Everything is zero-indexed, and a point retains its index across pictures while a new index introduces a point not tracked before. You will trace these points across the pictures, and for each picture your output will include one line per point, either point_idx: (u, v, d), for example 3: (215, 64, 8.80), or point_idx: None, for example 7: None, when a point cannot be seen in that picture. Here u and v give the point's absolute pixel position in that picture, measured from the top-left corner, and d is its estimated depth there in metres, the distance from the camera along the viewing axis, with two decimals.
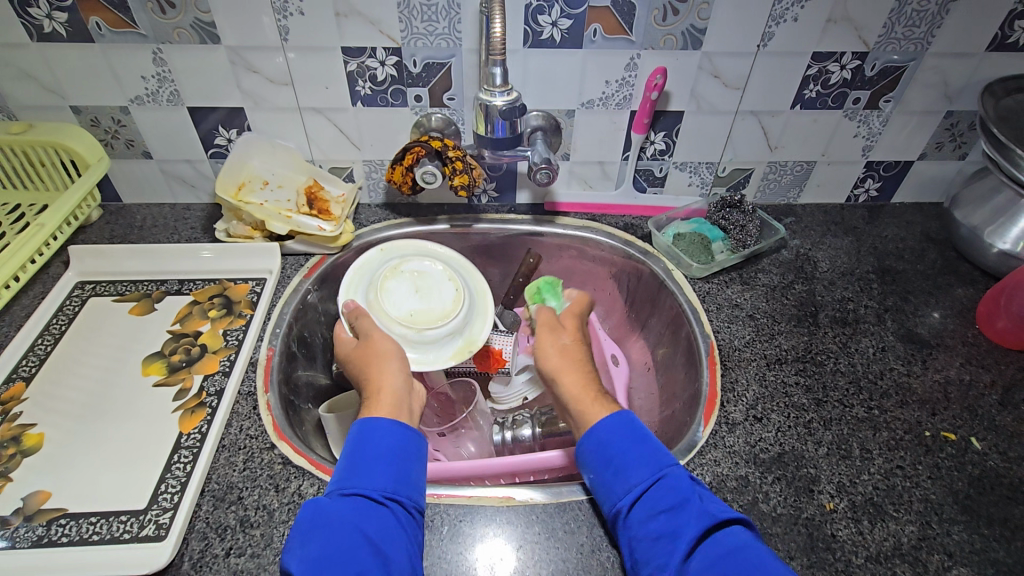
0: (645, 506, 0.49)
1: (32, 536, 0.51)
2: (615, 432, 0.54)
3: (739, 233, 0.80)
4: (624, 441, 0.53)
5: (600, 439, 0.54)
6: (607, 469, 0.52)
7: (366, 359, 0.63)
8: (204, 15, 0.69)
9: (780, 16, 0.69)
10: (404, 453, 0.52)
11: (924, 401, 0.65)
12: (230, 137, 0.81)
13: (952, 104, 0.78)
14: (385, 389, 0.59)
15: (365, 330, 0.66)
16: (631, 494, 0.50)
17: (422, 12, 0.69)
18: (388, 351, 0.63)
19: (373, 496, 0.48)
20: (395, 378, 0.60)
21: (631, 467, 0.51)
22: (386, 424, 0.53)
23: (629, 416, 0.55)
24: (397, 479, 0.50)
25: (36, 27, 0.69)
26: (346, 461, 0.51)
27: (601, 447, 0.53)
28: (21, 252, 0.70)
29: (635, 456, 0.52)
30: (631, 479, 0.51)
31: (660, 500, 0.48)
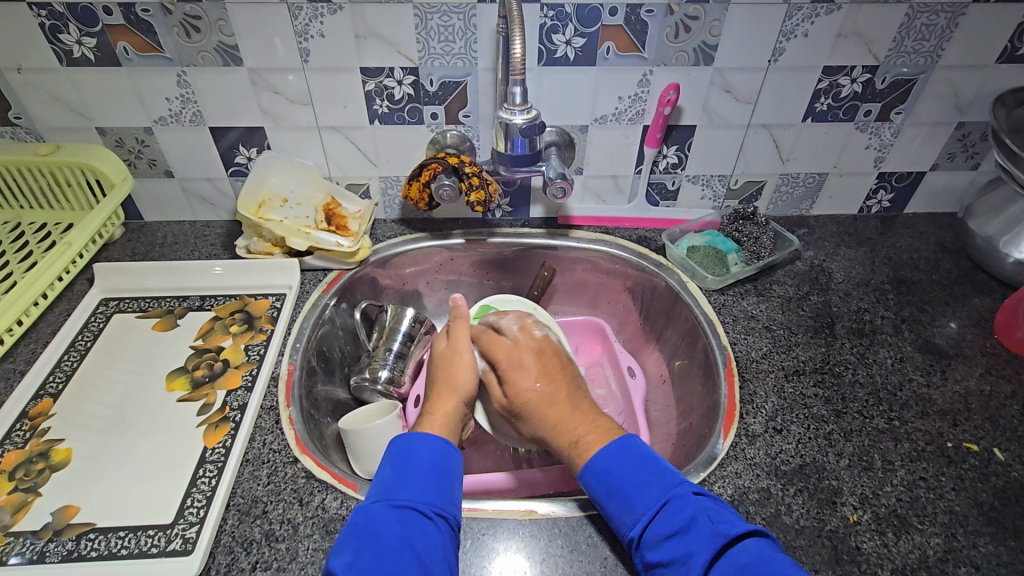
0: (654, 533, 0.48)
1: (62, 551, 0.52)
2: (613, 462, 0.53)
3: (752, 245, 0.81)
4: (627, 468, 0.52)
5: (601, 469, 0.53)
6: (613, 498, 0.51)
7: (443, 375, 0.64)
8: (228, 38, 0.71)
9: (791, 32, 0.70)
10: (446, 470, 0.53)
11: (944, 412, 0.64)
12: (250, 155, 0.83)
13: (963, 115, 0.79)
14: (441, 411, 0.60)
15: (458, 340, 0.67)
16: (640, 522, 0.49)
17: (439, 33, 0.70)
18: (465, 381, 0.64)
19: (421, 509, 0.49)
20: (456, 404, 0.62)
21: (636, 494, 0.50)
22: (433, 440, 0.55)
23: (633, 440, 0.55)
24: (444, 495, 0.51)
25: (65, 52, 0.71)
26: (390, 474, 0.52)
27: (603, 476, 0.52)
28: (49, 269, 0.72)
29: (636, 482, 0.51)
30: (636, 507, 0.50)
31: (668, 524, 0.48)
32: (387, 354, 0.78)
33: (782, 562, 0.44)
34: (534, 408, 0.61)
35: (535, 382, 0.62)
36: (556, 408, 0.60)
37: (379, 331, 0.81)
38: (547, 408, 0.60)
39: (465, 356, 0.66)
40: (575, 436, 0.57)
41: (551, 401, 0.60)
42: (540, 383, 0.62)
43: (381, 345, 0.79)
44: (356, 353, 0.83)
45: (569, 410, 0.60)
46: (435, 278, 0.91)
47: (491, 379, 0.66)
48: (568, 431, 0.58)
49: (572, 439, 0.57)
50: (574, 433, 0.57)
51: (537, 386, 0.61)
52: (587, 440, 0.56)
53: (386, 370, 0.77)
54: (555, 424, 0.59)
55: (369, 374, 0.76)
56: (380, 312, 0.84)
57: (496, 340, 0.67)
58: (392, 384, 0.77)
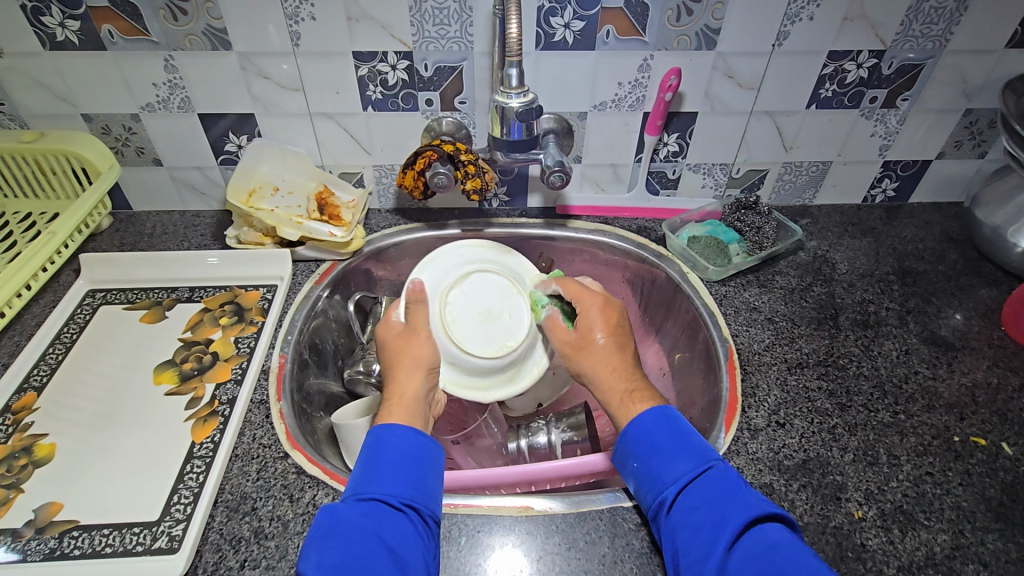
0: (689, 497, 0.48)
1: (44, 549, 0.50)
2: (658, 424, 0.53)
3: (755, 235, 0.79)
4: (671, 432, 0.52)
5: (646, 427, 0.53)
6: (654, 456, 0.52)
7: (400, 355, 0.62)
8: (216, 21, 0.68)
9: (795, 15, 0.68)
10: (420, 459, 0.51)
11: (951, 405, 0.63)
12: (240, 143, 0.81)
13: (971, 101, 0.77)
14: (405, 396, 0.58)
15: (417, 322, 0.65)
16: (677, 483, 0.49)
17: (434, 15, 0.68)
18: (425, 358, 0.62)
19: (390, 502, 0.47)
20: (420, 387, 0.60)
21: (679, 455, 0.51)
22: (404, 429, 0.53)
23: (674, 411, 0.55)
24: (416, 486, 0.49)
25: (49, 36, 0.69)
26: (362, 469, 0.50)
27: (646, 435, 0.53)
28: (33, 260, 0.70)
29: (680, 446, 0.51)
30: (676, 469, 0.50)
31: (707, 490, 0.48)
32: None
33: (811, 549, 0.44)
34: (599, 350, 0.61)
35: (603, 331, 0.61)
36: (619, 362, 0.60)
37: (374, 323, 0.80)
38: (608, 357, 0.60)
39: (423, 335, 0.64)
40: (623, 387, 0.58)
41: (610, 353, 0.60)
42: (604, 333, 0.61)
43: None
44: (350, 346, 0.82)
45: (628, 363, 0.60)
46: None
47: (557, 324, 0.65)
48: (620, 381, 0.58)
49: (626, 388, 0.58)
50: (626, 383, 0.58)
51: (605, 339, 0.61)
52: (638, 392, 0.57)
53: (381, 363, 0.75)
54: (613, 371, 0.59)
55: (363, 367, 0.75)
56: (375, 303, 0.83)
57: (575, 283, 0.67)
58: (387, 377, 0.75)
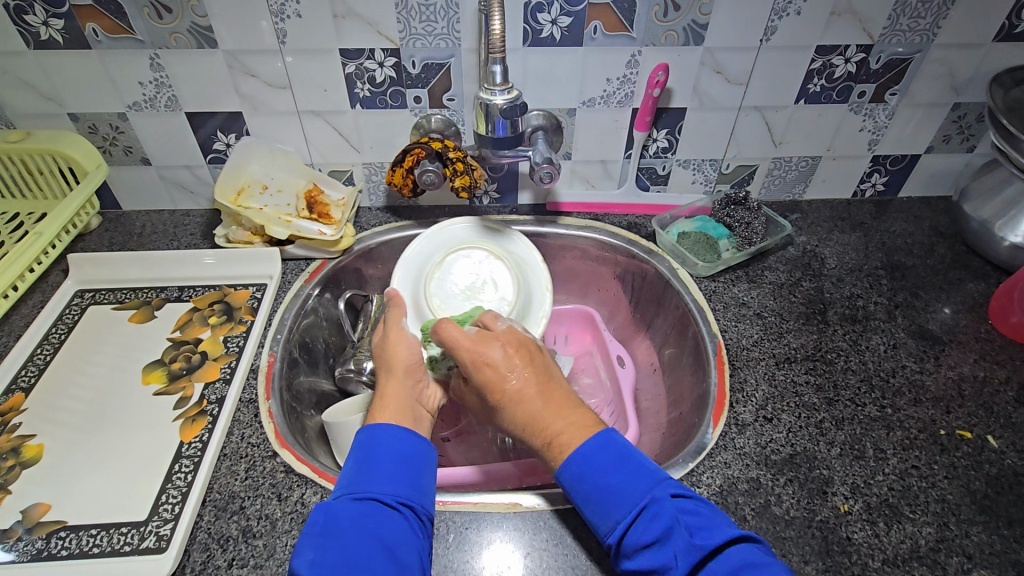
0: (629, 544, 0.46)
1: (32, 549, 0.50)
2: (586, 465, 0.49)
3: (745, 230, 0.79)
4: (598, 470, 0.49)
5: (574, 470, 0.50)
6: (590, 501, 0.48)
7: (385, 361, 0.61)
8: (201, 19, 0.68)
9: (783, 10, 0.68)
10: (413, 459, 0.52)
11: (937, 399, 0.63)
12: (229, 142, 0.80)
13: (960, 95, 0.77)
14: (390, 398, 0.57)
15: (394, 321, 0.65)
16: (615, 531, 0.47)
17: (420, 12, 0.68)
18: (408, 359, 0.61)
19: (387, 500, 0.48)
20: (403, 389, 0.58)
21: (612, 497, 0.47)
22: (398, 429, 0.53)
23: (608, 437, 0.51)
24: (412, 485, 0.50)
25: (32, 35, 0.69)
26: (356, 467, 0.50)
27: (575, 482, 0.49)
28: (20, 260, 0.70)
29: (611, 485, 0.48)
30: (612, 515, 0.47)
31: (644, 533, 0.45)
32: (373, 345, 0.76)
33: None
34: (512, 395, 0.54)
35: (508, 372, 0.55)
36: (535, 401, 0.54)
37: (364, 321, 0.80)
38: (524, 399, 0.54)
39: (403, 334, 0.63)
40: (554, 431, 0.52)
41: (523, 395, 0.54)
42: (511, 375, 0.55)
43: (366, 335, 0.78)
44: (341, 344, 0.81)
45: (544, 401, 0.54)
46: None
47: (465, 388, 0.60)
48: (540, 428, 0.53)
49: (551, 433, 0.52)
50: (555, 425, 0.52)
51: (514, 378, 0.55)
52: (570, 433, 0.52)
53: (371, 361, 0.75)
54: (532, 413, 0.53)
55: (354, 365, 0.75)
56: (366, 301, 0.82)
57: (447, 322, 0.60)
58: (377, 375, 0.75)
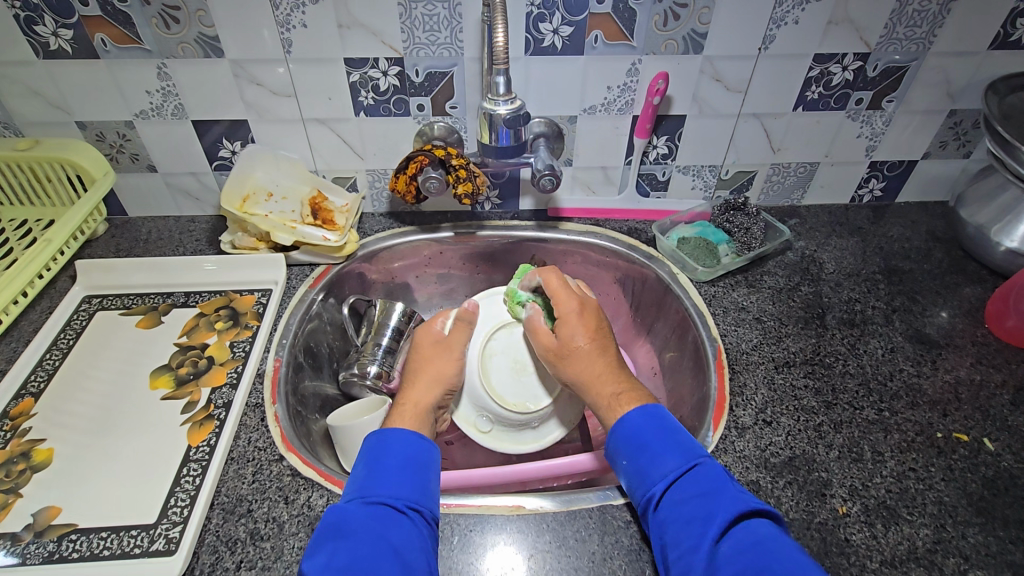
0: (677, 492, 0.49)
1: (43, 552, 0.51)
2: (646, 422, 0.55)
3: (743, 236, 0.80)
4: (656, 431, 0.54)
5: (634, 425, 0.55)
6: (642, 454, 0.53)
7: (424, 368, 0.64)
8: (208, 29, 0.69)
9: (781, 19, 0.69)
10: (420, 464, 0.53)
11: (934, 402, 0.64)
12: (234, 149, 0.82)
13: (955, 102, 0.78)
14: (420, 404, 0.61)
15: (455, 337, 0.67)
16: (665, 479, 0.50)
17: (424, 22, 0.69)
18: (444, 373, 0.65)
19: (395, 504, 0.49)
20: (433, 395, 0.62)
21: (667, 451, 0.52)
22: (406, 434, 0.54)
23: (660, 409, 0.56)
24: (419, 488, 0.51)
25: (42, 45, 0.70)
26: (365, 472, 0.51)
27: (634, 434, 0.54)
28: (29, 267, 0.70)
29: (667, 443, 0.53)
30: (665, 464, 0.51)
31: (693, 486, 0.49)
32: (376, 350, 0.77)
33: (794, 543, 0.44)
34: (581, 354, 0.62)
35: (583, 335, 0.63)
36: (602, 363, 0.61)
37: (367, 325, 0.81)
38: (594, 361, 0.62)
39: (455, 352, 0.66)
40: (611, 390, 0.59)
41: (593, 355, 0.62)
42: (585, 339, 0.63)
43: (369, 340, 0.78)
44: (345, 349, 0.82)
45: (612, 366, 0.61)
46: (424, 272, 0.90)
47: (540, 328, 0.67)
48: (606, 385, 0.60)
49: (613, 390, 0.59)
50: (613, 386, 0.60)
51: (585, 341, 0.63)
52: (625, 395, 0.58)
53: (374, 366, 0.75)
54: (595, 372, 0.61)
55: (357, 369, 0.75)
56: (369, 306, 0.83)
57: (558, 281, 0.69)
58: (381, 380, 0.75)
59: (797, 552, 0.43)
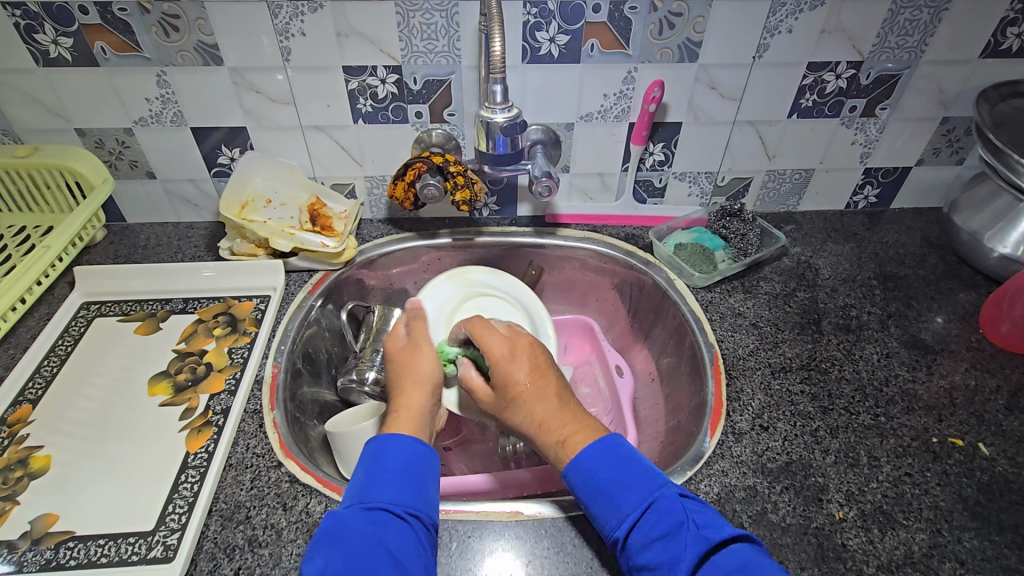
0: (638, 536, 0.48)
1: (40, 560, 0.51)
2: (599, 460, 0.51)
3: (740, 241, 0.81)
4: (611, 469, 0.51)
5: (585, 468, 0.51)
6: (599, 498, 0.50)
7: (406, 369, 0.63)
8: (208, 37, 0.70)
9: (775, 28, 0.70)
10: (419, 470, 0.53)
11: (929, 407, 0.64)
12: (233, 156, 0.82)
13: (948, 110, 0.79)
14: (412, 409, 0.59)
15: (419, 335, 0.67)
16: (625, 523, 0.48)
17: (422, 31, 0.70)
18: (428, 372, 0.63)
19: (394, 510, 0.49)
20: (425, 401, 0.61)
21: (623, 492, 0.49)
22: (406, 439, 0.54)
23: (616, 440, 0.53)
24: (418, 494, 0.51)
25: (42, 52, 0.70)
26: (364, 476, 0.51)
27: (587, 476, 0.51)
28: (28, 274, 0.71)
29: (624, 482, 0.50)
30: (622, 508, 0.49)
31: (654, 527, 0.47)
32: (375, 356, 0.76)
33: (770, 567, 0.44)
34: (525, 398, 0.57)
35: (525, 377, 0.57)
36: (543, 408, 0.56)
37: (366, 331, 0.81)
38: (535, 407, 0.56)
39: (427, 348, 0.66)
40: (556, 437, 0.55)
41: (542, 397, 0.57)
42: (529, 378, 0.58)
43: (368, 346, 0.78)
44: (343, 355, 0.82)
45: (557, 408, 0.56)
46: (422, 277, 0.91)
47: (476, 381, 0.61)
48: (553, 428, 0.55)
49: (558, 438, 0.54)
50: (558, 434, 0.55)
51: (527, 381, 0.57)
52: (573, 439, 0.54)
53: (372, 371, 0.75)
54: (543, 419, 0.56)
55: (355, 375, 0.75)
56: (367, 312, 0.83)
57: (484, 327, 0.62)
58: (378, 385, 0.75)
59: None
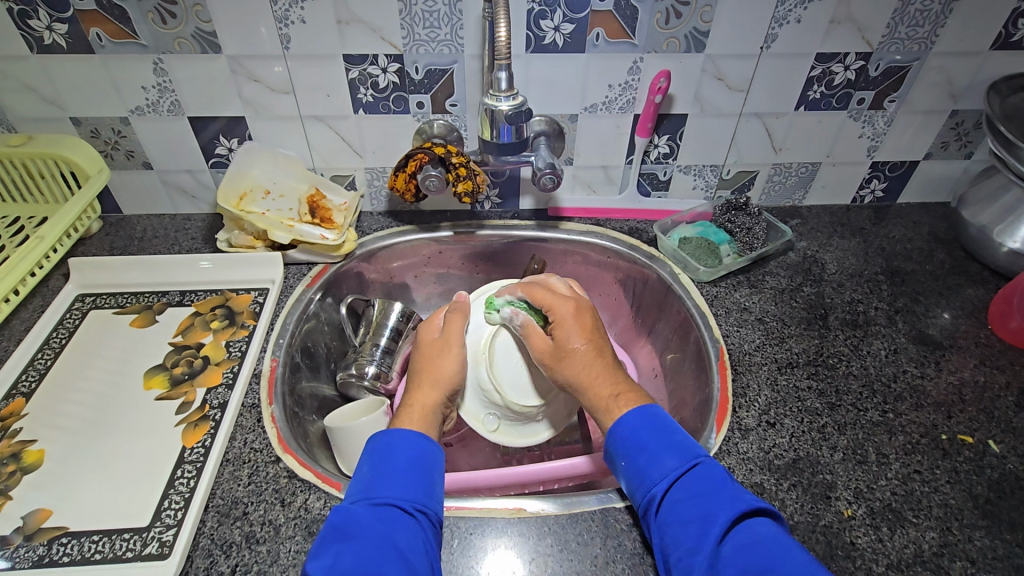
0: (675, 493, 0.48)
1: (33, 556, 0.50)
2: (647, 423, 0.53)
3: (745, 236, 0.80)
4: (656, 432, 0.52)
5: (633, 425, 0.53)
6: (640, 456, 0.51)
7: (428, 366, 0.62)
8: (205, 24, 0.68)
9: (783, 17, 0.69)
10: (426, 466, 0.52)
11: (939, 403, 0.64)
12: (231, 146, 0.81)
13: (957, 103, 0.78)
14: (421, 406, 0.58)
15: (451, 330, 0.66)
16: (664, 480, 0.49)
17: (424, 18, 0.68)
18: (448, 374, 0.62)
19: (402, 505, 0.48)
20: (437, 400, 0.60)
21: (666, 453, 0.50)
22: (414, 435, 0.53)
23: (659, 407, 0.55)
24: (426, 491, 0.50)
25: (36, 39, 0.69)
26: (370, 472, 0.50)
27: (632, 433, 0.52)
28: (21, 264, 0.69)
29: (668, 443, 0.51)
30: (663, 466, 0.50)
31: (693, 487, 0.48)
32: (374, 350, 0.76)
33: (799, 543, 0.44)
34: (579, 356, 0.59)
35: (582, 338, 0.59)
36: (601, 366, 0.58)
37: (366, 325, 0.80)
38: (588, 363, 0.58)
39: (454, 350, 0.64)
40: (610, 390, 0.57)
41: (592, 356, 0.58)
42: (586, 338, 0.60)
43: (368, 340, 0.77)
44: (343, 349, 0.81)
45: (608, 366, 0.58)
46: (423, 272, 0.89)
47: (536, 334, 0.63)
48: (605, 387, 0.57)
49: (611, 392, 0.56)
50: (609, 388, 0.57)
51: (583, 342, 0.59)
52: (623, 396, 0.56)
53: (372, 366, 0.75)
54: (593, 376, 0.58)
55: (355, 370, 0.75)
56: (367, 306, 0.82)
57: (545, 290, 0.65)
58: (379, 380, 0.75)
59: (801, 551, 0.42)
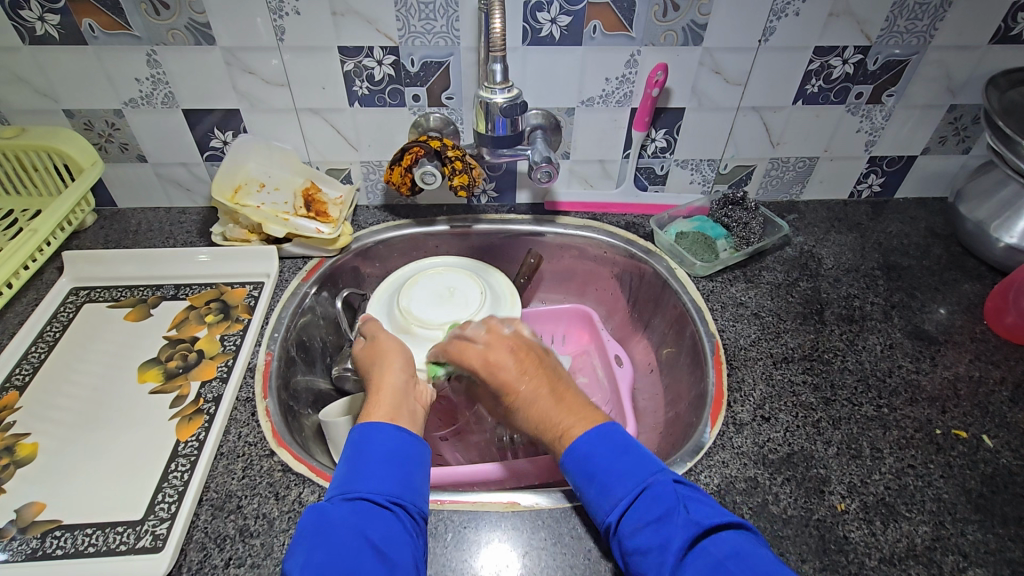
0: (629, 520, 0.46)
1: (26, 549, 0.50)
2: (593, 446, 0.50)
3: (742, 230, 0.79)
4: (604, 455, 0.50)
5: (580, 454, 0.50)
6: (592, 483, 0.49)
7: (372, 358, 0.62)
8: (199, 16, 0.68)
9: (781, 10, 0.68)
10: (405, 457, 0.51)
11: (933, 398, 0.64)
12: (226, 139, 0.80)
13: (956, 97, 0.77)
14: (386, 388, 0.58)
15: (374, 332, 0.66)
16: (616, 508, 0.47)
17: (419, 10, 0.68)
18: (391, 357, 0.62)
19: (378, 499, 0.47)
20: (398, 378, 0.59)
21: (615, 477, 0.48)
22: (389, 428, 0.53)
23: (609, 426, 0.52)
24: (402, 482, 0.49)
25: (28, 30, 0.68)
26: (346, 468, 0.50)
27: (581, 461, 0.50)
28: (15, 257, 0.69)
29: (615, 468, 0.49)
30: (614, 492, 0.48)
31: (646, 512, 0.46)
32: None
33: (761, 555, 0.43)
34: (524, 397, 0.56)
35: (514, 378, 0.57)
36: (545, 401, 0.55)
37: None
38: (536, 402, 0.56)
39: (386, 341, 0.64)
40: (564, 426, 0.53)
41: (536, 394, 0.56)
42: (518, 377, 0.57)
43: None
44: (339, 343, 0.81)
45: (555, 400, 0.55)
46: None
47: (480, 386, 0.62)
48: (551, 423, 0.54)
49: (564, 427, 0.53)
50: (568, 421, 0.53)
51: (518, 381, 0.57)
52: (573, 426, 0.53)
53: None
54: (544, 414, 0.55)
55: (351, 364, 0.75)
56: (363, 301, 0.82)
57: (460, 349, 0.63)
58: None
59: (762, 571, 0.41)
